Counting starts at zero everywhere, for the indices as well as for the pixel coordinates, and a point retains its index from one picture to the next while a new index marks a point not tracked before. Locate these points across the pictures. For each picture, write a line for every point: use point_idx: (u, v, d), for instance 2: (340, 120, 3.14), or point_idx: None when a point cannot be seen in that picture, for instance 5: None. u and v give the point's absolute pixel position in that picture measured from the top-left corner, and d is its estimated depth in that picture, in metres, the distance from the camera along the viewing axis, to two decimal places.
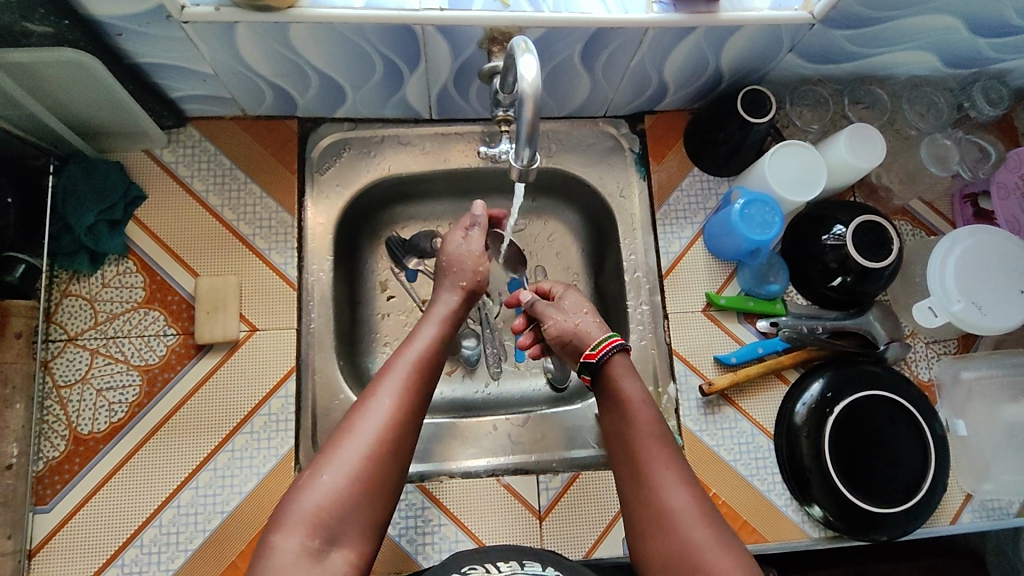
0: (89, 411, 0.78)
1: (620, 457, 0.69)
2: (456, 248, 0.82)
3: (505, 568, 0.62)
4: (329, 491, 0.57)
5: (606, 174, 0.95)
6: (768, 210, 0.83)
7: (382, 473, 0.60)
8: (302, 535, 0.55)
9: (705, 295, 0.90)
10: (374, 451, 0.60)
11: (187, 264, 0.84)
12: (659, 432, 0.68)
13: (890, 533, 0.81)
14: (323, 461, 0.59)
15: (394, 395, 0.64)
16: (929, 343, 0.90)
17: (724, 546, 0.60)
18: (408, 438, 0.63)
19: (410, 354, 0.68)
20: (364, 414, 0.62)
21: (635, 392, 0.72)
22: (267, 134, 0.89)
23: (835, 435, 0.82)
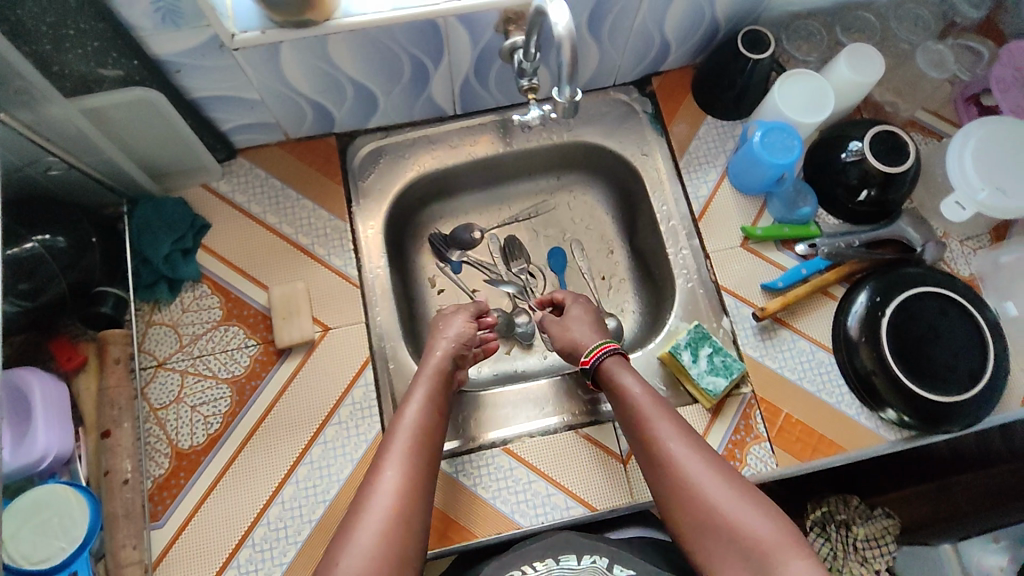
0: (187, 426, 0.83)
1: (636, 444, 0.73)
2: (453, 321, 0.87)
3: (540, 567, 0.66)
4: (354, 568, 0.61)
5: (625, 138, 1.01)
6: (786, 135, 0.88)
7: (400, 547, 0.64)
8: None
9: (741, 230, 0.94)
10: (389, 530, 0.64)
11: (257, 279, 0.89)
12: (665, 413, 0.73)
13: (963, 423, 0.83)
14: (341, 543, 0.63)
15: (397, 468, 0.68)
16: (963, 242, 0.93)
17: (743, 499, 0.65)
18: (419, 509, 0.67)
19: (407, 429, 0.72)
20: (373, 493, 0.67)
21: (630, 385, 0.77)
22: (310, 153, 0.96)
23: (891, 336, 0.84)
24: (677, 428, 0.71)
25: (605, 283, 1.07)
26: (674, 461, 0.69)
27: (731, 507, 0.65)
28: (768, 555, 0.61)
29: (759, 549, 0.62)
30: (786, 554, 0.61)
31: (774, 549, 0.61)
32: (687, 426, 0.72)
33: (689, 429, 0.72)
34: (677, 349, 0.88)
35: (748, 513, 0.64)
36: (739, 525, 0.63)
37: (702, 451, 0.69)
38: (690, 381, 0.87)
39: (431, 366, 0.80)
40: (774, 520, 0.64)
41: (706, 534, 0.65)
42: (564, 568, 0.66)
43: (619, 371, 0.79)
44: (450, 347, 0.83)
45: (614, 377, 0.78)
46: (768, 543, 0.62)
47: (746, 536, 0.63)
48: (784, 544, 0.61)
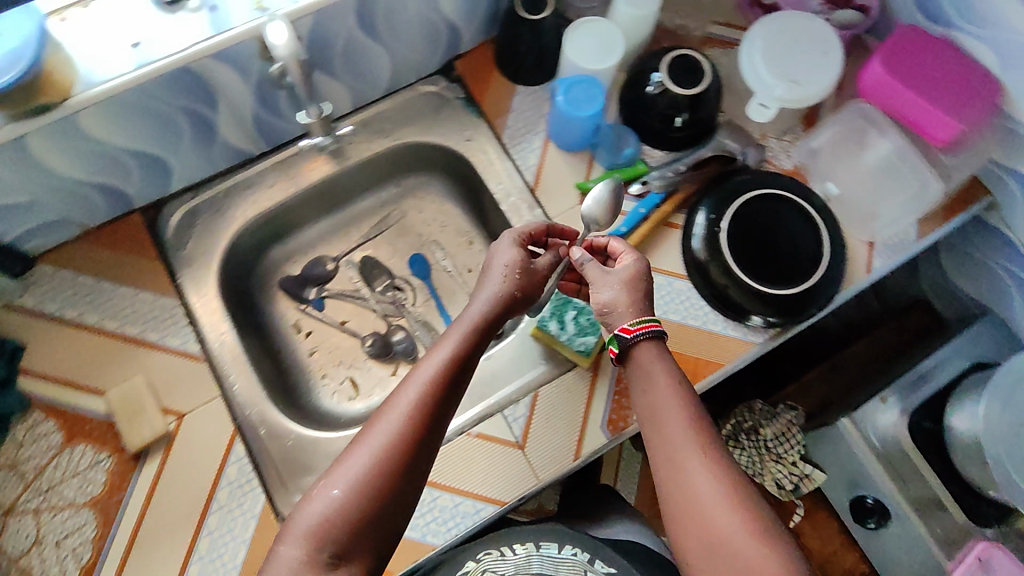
0: (55, 567, 0.75)
1: (654, 443, 0.67)
2: (503, 250, 0.76)
3: (521, 551, 0.77)
4: (340, 507, 0.58)
5: (444, 128, 0.98)
6: (589, 87, 0.88)
7: (391, 483, 0.59)
8: (305, 548, 0.56)
9: (577, 187, 0.94)
10: (384, 467, 0.59)
11: (92, 387, 0.82)
12: (692, 424, 0.67)
13: (821, 303, 0.87)
14: (337, 471, 0.60)
15: (406, 405, 0.62)
16: (781, 138, 0.97)
17: (758, 538, 0.60)
18: (423, 455, 0.62)
19: (427, 369, 0.65)
20: (377, 421, 0.62)
21: (658, 385, 0.69)
22: (116, 238, 0.88)
23: (734, 248, 0.87)
24: (705, 445, 0.65)
25: (473, 275, 1.05)
26: (692, 479, 0.64)
27: (744, 542, 0.60)
28: None
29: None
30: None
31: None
32: (718, 445, 0.66)
33: (720, 449, 0.66)
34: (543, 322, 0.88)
35: (758, 551, 0.60)
36: (746, 561, 0.59)
37: (727, 476, 0.64)
38: (565, 348, 0.87)
39: (495, 284, 0.72)
40: (785, 559, 0.59)
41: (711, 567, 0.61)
42: (543, 555, 0.77)
43: (652, 362, 0.70)
44: (504, 276, 0.73)
45: (646, 362, 0.70)
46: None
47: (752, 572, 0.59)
48: None
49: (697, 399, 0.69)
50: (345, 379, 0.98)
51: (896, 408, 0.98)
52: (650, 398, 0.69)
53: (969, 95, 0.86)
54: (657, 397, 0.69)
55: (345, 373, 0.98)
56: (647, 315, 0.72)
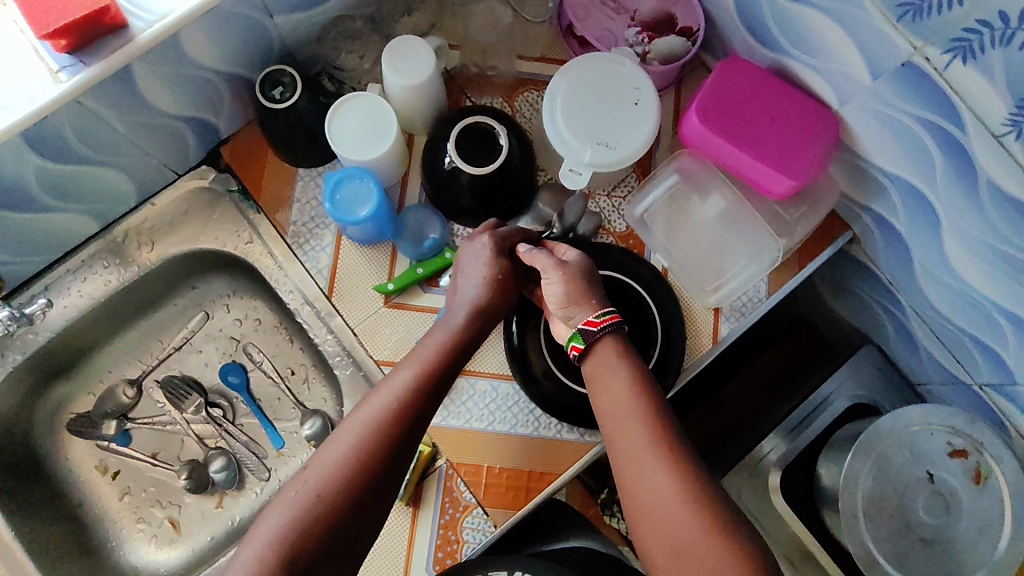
0: None
1: (616, 439, 0.64)
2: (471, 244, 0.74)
3: None
4: (293, 516, 0.56)
5: (219, 229, 0.85)
6: (359, 180, 0.75)
7: (350, 499, 0.58)
8: (259, 558, 0.55)
9: (377, 290, 0.81)
10: (343, 481, 0.58)
11: None
12: (658, 416, 0.63)
13: (670, 379, 0.78)
14: (315, 466, 0.59)
15: (368, 418, 0.62)
16: (610, 193, 0.85)
17: (720, 535, 0.56)
18: (386, 472, 0.60)
19: (389, 386, 0.64)
20: (344, 432, 0.61)
21: (617, 379, 0.66)
22: None
23: (552, 344, 0.79)
24: (660, 440, 0.61)
25: (297, 377, 0.94)
26: (654, 470, 0.60)
27: (706, 542, 0.55)
28: None
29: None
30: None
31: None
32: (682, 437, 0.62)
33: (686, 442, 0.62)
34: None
35: (721, 549, 0.55)
36: (706, 559, 0.55)
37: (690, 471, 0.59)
38: None
39: (477, 281, 0.71)
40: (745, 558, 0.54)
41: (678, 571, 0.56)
42: None
43: (613, 358, 0.67)
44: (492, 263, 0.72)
45: (608, 357, 0.67)
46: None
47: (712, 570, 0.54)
48: None
49: (659, 395, 0.65)
50: (162, 521, 0.88)
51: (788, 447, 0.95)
52: (611, 394, 0.65)
53: (797, 146, 0.74)
54: (617, 394, 0.65)
55: (161, 514, 0.88)
56: (606, 305, 0.70)
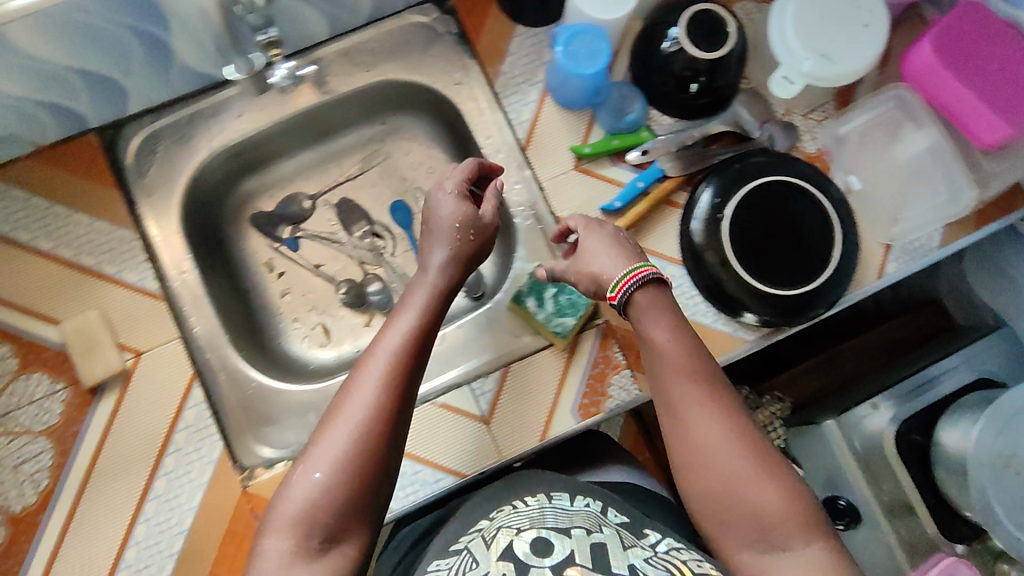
0: (15, 489, 0.77)
1: (658, 400, 0.68)
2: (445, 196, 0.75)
3: (533, 502, 0.63)
4: (328, 480, 0.56)
5: (432, 66, 0.89)
6: (592, 38, 0.78)
7: (378, 461, 0.57)
8: (291, 538, 0.54)
9: (571, 150, 0.86)
10: (361, 450, 0.57)
11: (44, 316, 0.79)
12: (694, 372, 0.67)
13: (827, 304, 0.82)
14: (316, 447, 0.57)
15: (378, 375, 0.60)
16: (808, 115, 0.87)
17: (763, 474, 0.61)
18: (398, 428, 0.59)
19: (392, 340, 0.63)
20: (349, 402, 0.59)
21: (666, 336, 0.69)
22: (68, 157, 0.82)
23: (736, 237, 0.80)
24: (704, 388, 0.66)
25: None
26: (693, 429, 0.64)
27: (747, 481, 0.61)
28: (782, 531, 0.59)
29: (775, 526, 0.59)
30: (800, 534, 0.59)
31: (789, 526, 0.59)
32: (721, 386, 0.66)
33: (725, 388, 0.66)
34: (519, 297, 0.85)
35: (767, 487, 0.61)
36: (753, 498, 0.61)
37: (730, 420, 0.64)
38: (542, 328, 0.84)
39: (436, 265, 0.71)
40: (789, 492, 0.61)
41: (720, 510, 0.62)
42: (557, 507, 0.63)
43: (649, 309, 0.71)
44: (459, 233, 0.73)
45: (643, 328, 0.70)
46: (784, 520, 0.59)
47: (757, 509, 0.60)
48: (797, 524, 0.59)
49: (698, 351, 0.69)
50: (316, 325, 0.96)
51: (891, 413, 0.96)
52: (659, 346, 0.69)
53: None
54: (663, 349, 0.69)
55: (317, 319, 0.96)
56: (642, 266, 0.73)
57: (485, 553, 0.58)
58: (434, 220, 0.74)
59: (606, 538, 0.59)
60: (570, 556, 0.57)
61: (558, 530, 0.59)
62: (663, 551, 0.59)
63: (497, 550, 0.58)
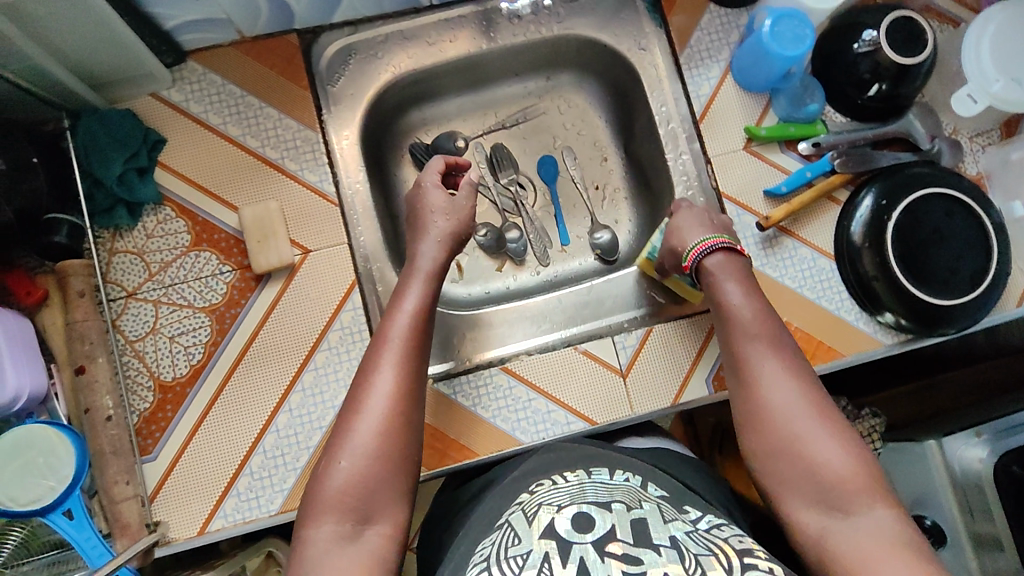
0: (167, 358, 0.79)
1: (727, 362, 0.72)
2: (433, 186, 0.82)
3: (573, 478, 0.62)
4: (347, 476, 0.61)
5: (619, 30, 0.92)
6: (797, 23, 0.81)
7: (394, 450, 0.64)
8: (333, 521, 0.59)
9: (744, 131, 0.88)
10: (375, 443, 0.63)
11: (224, 199, 0.82)
12: (768, 336, 0.70)
13: (961, 325, 0.84)
14: (344, 443, 0.63)
15: (392, 366, 0.67)
16: (973, 138, 0.90)
17: (832, 434, 0.62)
18: (410, 415, 0.66)
19: (395, 334, 0.69)
20: (368, 394, 0.66)
21: (742, 299, 0.73)
22: (268, 52, 0.85)
23: (896, 240, 0.83)
24: (775, 348, 0.69)
25: (600, 193, 1.02)
26: (758, 393, 0.67)
27: (814, 440, 0.62)
28: (848, 490, 0.59)
29: (838, 485, 0.59)
30: (864, 498, 0.59)
31: (854, 487, 0.59)
32: (790, 349, 0.69)
33: (794, 354, 0.69)
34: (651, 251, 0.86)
35: (829, 447, 0.62)
36: (815, 457, 0.61)
37: (798, 383, 0.66)
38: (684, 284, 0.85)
39: (429, 262, 0.77)
40: (857, 456, 0.61)
41: (782, 466, 0.63)
42: (597, 481, 0.62)
43: (727, 273, 0.75)
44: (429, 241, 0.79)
45: (719, 288, 0.74)
46: (849, 481, 0.59)
47: (820, 467, 0.61)
48: (863, 484, 0.59)
49: (771, 317, 0.72)
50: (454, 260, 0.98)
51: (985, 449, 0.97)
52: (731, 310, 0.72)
53: None
54: (734, 312, 0.72)
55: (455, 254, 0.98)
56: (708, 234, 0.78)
57: (528, 531, 0.56)
58: (423, 213, 0.82)
59: (648, 511, 0.58)
60: (611, 531, 0.55)
61: (598, 505, 0.57)
62: (705, 528, 0.58)
63: (539, 528, 0.56)
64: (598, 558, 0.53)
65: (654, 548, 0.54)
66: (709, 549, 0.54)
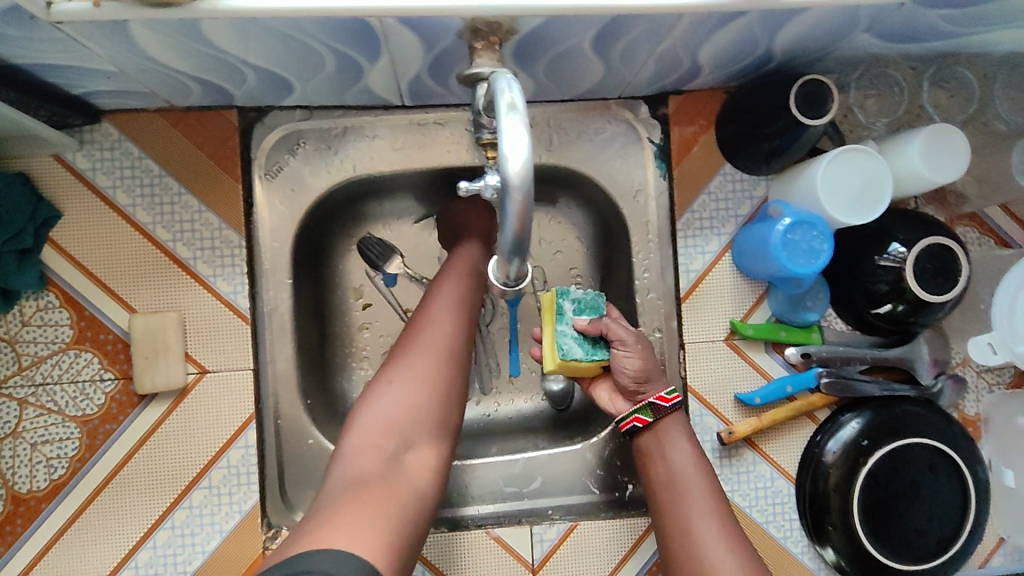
0: (26, 467, 0.69)
1: (665, 517, 0.68)
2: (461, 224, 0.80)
3: None
4: (397, 399, 0.59)
5: (617, 171, 0.79)
6: (815, 234, 0.68)
7: (446, 388, 0.62)
8: (378, 438, 0.57)
9: (729, 323, 0.77)
10: (427, 377, 0.61)
11: (120, 296, 0.71)
12: (712, 495, 0.67)
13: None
14: (395, 371, 0.61)
15: (447, 314, 0.66)
16: (981, 373, 0.80)
17: None
18: (461, 363, 0.64)
19: (447, 302, 0.67)
20: (422, 333, 0.64)
21: (685, 458, 0.70)
22: (201, 130, 0.72)
23: (866, 488, 0.73)
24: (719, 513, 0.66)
25: None
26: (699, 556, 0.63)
27: None
28: None
29: None
30: None
31: None
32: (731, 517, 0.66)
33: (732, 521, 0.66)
34: (564, 296, 0.72)
35: None
36: None
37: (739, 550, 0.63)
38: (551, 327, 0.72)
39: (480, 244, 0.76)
40: None
41: None
42: None
43: (676, 435, 0.72)
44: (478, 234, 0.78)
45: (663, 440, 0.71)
46: None
47: None
48: None
49: (715, 480, 0.69)
50: None
51: None
52: (673, 467, 0.70)
53: None
54: (679, 467, 0.69)
55: None
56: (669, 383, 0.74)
57: None
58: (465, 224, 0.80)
59: None
60: None
61: None
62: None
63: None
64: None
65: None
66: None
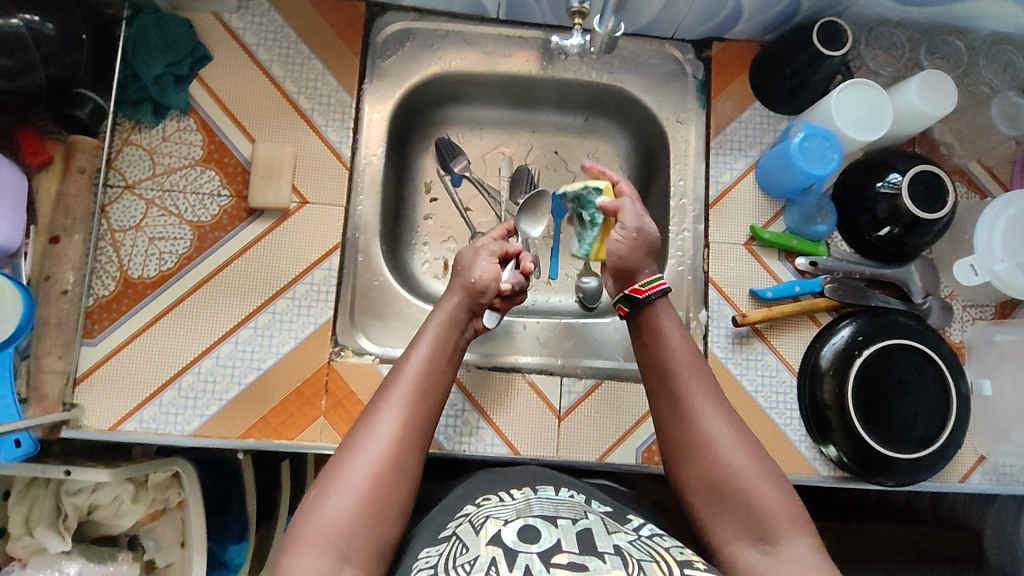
0: (141, 256, 0.81)
1: (657, 391, 0.71)
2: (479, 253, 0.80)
3: (520, 496, 0.64)
4: (337, 512, 0.58)
5: (664, 98, 0.95)
6: (828, 145, 0.83)
7: (392, 482, 0.61)
8: (315, 553, 0.56)
9: (750, 229, 0.90)
10: (369, 490, 0.60)
11: (246, 129, 0.85)
12: (699, 371, 0.70)
13: (898, 480, 0.84)
14: (333, 480, 0.60)
15: (398, 412, 0.65)
16: (966, 307, 0.91)
17: (763, 472, 0.63)
18: (410, 463, 0.63)
19: (400, 413, 0.65)
20: (370, 432, 0.63)
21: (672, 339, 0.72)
22: (334, 12, 0.89)
23: (859, 377, 0.83)
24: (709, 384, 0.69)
25: None
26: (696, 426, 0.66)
27: (748, 475, 0.62)
28: (778, 525, 0.60)
29: (770, 520, 0.60)
30: (791, 527, 0.60)
31: (784, 519, 0.60)
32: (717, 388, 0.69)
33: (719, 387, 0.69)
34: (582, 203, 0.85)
35: (764, 486, 0.62)
36: (753, 494, 0.61)
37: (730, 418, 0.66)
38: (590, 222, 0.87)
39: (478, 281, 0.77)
40: (787, 491, 0.62)
41: (719, 504, 0.63)
42: (543, 498, 0.64)
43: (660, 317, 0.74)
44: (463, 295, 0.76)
45: (656, 319, 0.74)
46: (780, 513, 0.60)
47: (757, 505, 0.61)
48: (789, 521, 0.60)
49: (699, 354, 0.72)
50: (441, 257, 0.99)
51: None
52: (662, 349, 0.72)
53: None
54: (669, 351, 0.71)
55: (444, 252, 0.99)
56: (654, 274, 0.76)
57: (476, 539, 0.57)
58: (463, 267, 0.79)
59: (593, 523, 0.60)
60: (557, 541, 0.56)
61: (545, 519, 0.59)
62: (646, 537, 0.60)
63: (487, 536, 0.57)
64: (543, 567, 0.53)
65: (599, 556, 0.54)
66: (650, 557, 0.55)
